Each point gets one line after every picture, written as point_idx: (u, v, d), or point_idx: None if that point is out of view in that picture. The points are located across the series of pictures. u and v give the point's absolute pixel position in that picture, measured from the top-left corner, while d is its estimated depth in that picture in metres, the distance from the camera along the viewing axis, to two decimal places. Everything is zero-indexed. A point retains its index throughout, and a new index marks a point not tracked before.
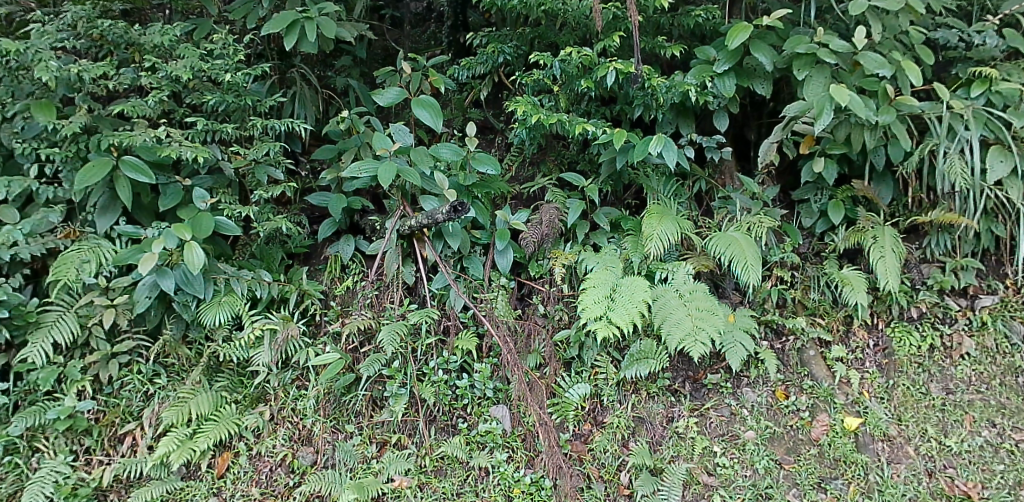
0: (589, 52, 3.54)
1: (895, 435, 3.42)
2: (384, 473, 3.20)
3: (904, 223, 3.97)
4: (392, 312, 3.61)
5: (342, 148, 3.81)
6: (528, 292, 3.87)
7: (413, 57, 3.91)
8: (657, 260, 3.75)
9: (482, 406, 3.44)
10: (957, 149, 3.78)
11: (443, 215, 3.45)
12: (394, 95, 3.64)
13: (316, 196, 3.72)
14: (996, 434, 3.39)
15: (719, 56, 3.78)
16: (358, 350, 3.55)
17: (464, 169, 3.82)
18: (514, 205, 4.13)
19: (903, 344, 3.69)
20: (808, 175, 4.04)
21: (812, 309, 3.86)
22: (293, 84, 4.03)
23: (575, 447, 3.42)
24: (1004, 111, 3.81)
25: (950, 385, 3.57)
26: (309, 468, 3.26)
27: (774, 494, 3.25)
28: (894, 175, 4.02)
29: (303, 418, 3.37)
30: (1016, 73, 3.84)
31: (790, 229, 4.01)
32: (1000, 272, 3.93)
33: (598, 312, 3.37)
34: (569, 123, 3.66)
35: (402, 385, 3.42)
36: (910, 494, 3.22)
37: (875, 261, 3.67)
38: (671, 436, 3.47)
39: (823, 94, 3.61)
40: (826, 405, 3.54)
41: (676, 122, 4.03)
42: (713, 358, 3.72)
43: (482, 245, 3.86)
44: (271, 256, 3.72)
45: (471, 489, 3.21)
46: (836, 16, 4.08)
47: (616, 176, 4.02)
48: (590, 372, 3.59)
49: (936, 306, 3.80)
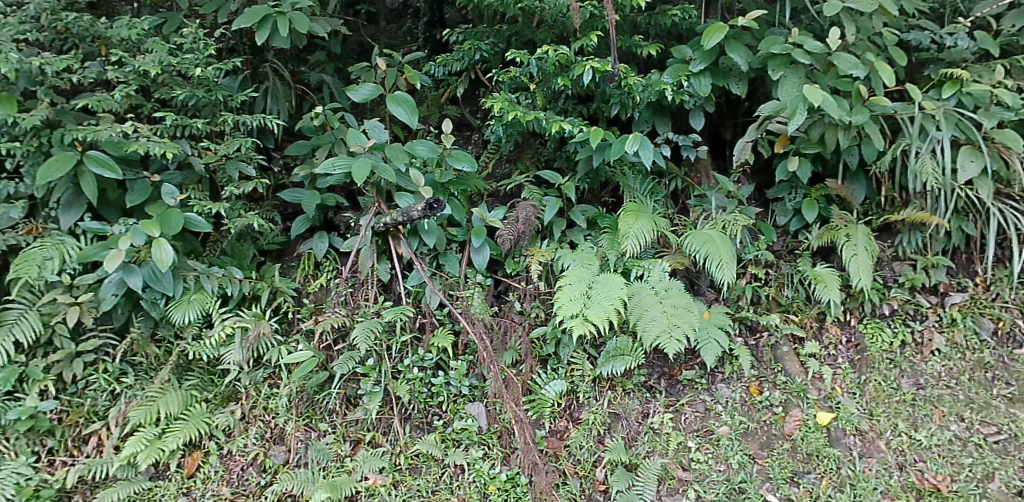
0: (566, 50, 3.54)
1: (867, 430, 3.47)
2: (357, 472, 3.18)
3: (876, 222, 4.06)
4: (367, 310, 3.57)
5: (316, 143, 3.75)
6: (504, 289, 3.88)
7: (389, 53, 3.88)
8: (633, 258, 3.76)
9: (458, 404, 3.44)
10: (928, 149, 3.85)
11: (418, 213, 3.43)
12: (368, 90, 3.60)
13: (289, 192, 3.67)
14: (964, 428, 3.45)
15: (695, 56, 3.80)
16: (332, 348, 3.52)
17: (440, 166, 3.80)
18: (491, 202, 4.12)
19: (876, 340, 3.76)
20: (783, 174, 4.10)
21: (785, 306, 3.94)
22: (265, 79, 3.98)
23: (551, 443, 3.43)
24: (975, 111, 3.88)
25: (921, 380, 3.64)
26: (281, 467, 3.23)
27: (747, 489, 3.28)
28: (867, 174, 4.09)
29: (276, 417, 3.34)
30: (986, 75, 3.91)
31: (764, 227, 4.08)
32: (970, 270, 4.00)
33: (575, 310, 3.38)
34: (546, 121, 3.66)
35: (377, 383, 3.40)
36: (881, 488, 3.26)
37: (847, 259, 3.73)
38: (646, 432, 3.49)
39: (798, 94, 3.65)
40: (799, 400, 3.60)
41: (652, 121, 4.04)
42: (688, 355, 3.76)
43: (458, 242, 3.84)
44: (242, 253, 3.66)
45: (446, 486, 3.20)
46: (811, 17, 4.12)
47: (593, 174, 4.02)
48: (566, 369, 3.62)
49: (907, 303, 3.87)
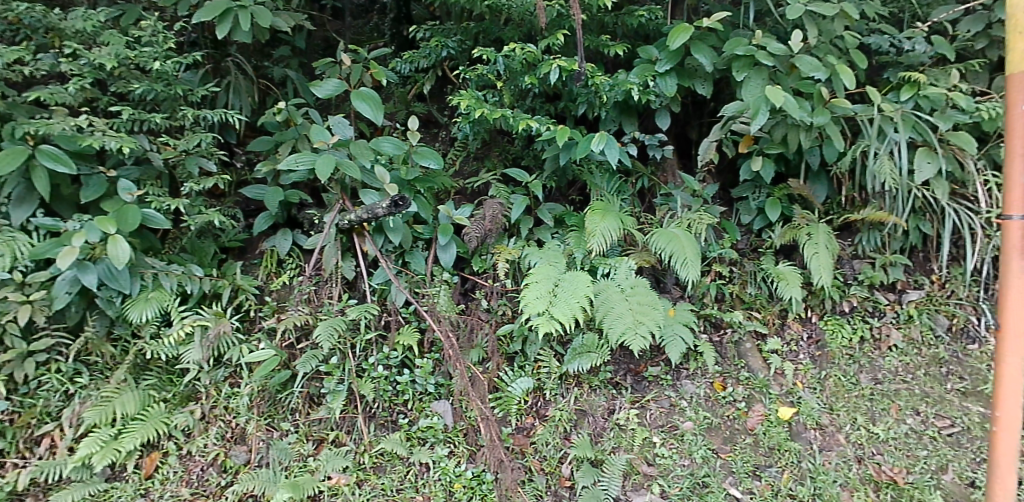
0: (534, 49, 3.55)
1: (827, 424, 3.55)
2: (320, 471, 3.16)
3: (837, 221, 4.17)
4: (331, 308, 3.54)
5: (278, 140, 3.69)
6: (471, 287, 3.90)
7: (355, 49, 3.84)
8: (599, 255, 3.80)
9: (424, 402, 3.44)
10: (887, 151, 3.95)
11: (383, 210, 3.40)
12: (333, 87, 3.56)
13: (251, 189, 3.63)
14: (920, 422, 3.55)
15: (661, 56, 3.84)
16: (294, 346, 3.49)
17: (406, 163, 3.77)
18: (458, 200, 4.11)
19: (836, 336, 3.86)
20: (747, 173, 4.19)
21: (748, 303, 4.02)
22: (227, 74, 3.92)
23: (517, 440, 3.46)
24: (931, 114, 3.98)
25: (879, 375, 3.74)
26: (242, 467, 3.19)
27: (710, 483, 3.33)
28: (828, 175, 4.20)
29: (237, 417, 3.30)
30: (942, 79, 4.03)
31: (728, 226, 4.18)
32: (927, 268, 4.12)
33: (541, 307, 3.39)
34: (513, 119, 3.67)
35: (341, 381, 3.38)
36: (840, 481, 3.33)
37: (809, 257, 3.80)
38: (612, 428, 3.53)
39: (760, 95, 3.73)
40: (761, 395, 3.67)
41: (619, 120, 4.06)
42: (653, 352, 3.84)
43: (425, 240, 3.83)
44: (203, 251, 3.60)
45: (411, 485, 3.19)
46: (775, 20, 4.19)
47: (560, 172, 4.04)
48: (533, 366, 3.64)
49: (866, 300, 3.99)
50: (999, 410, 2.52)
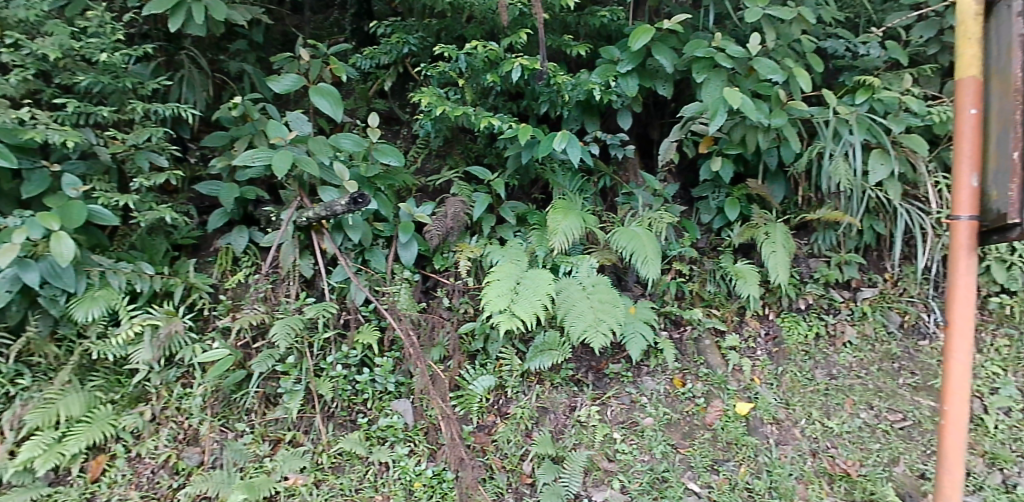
0: (495, 48, 3.56)
1: (783, 418, 3.63)
2: (277, 472, 3.11)
3: (794, 220, 4.27)
4: (288, 307, 3.49)
5: (234, 135, 3.62)
6: (432, 285, 3.88)
7: (314, 44, 3.78)
8: (561, 254, 3.81)
9: (384, 400, 3.42)
10: (842, 152, 4.05)
11: (342, 206, 3.35)
12: (291, 82, 3.51)
13: (205, 185, 3.55)
14: (873, 416, 3.64)
15: (623, 56, 3.88)
16: (251, 345, 3.42)
17: (367, 160, 3.72)
18: (420, 198, 4.08)
19: (792, 333, 3.96)
20: (707, 173, 4.26)
21: (708, 300, 4.10)
22: (181, 67, 3.84)
23: (478, 438, 3.46)
24: (885, 117, 4.09)
25: (833, 371, 3.84)
26: (195, 469, 3.13)
27: (669, 477, 3.37)
28: (786, 175, 4.30)
29: (190, 417, 3.23)
30: (895, 83, 4.15)
31: (688, 225, 4.26)
32: (880, 266, 4.24)
33: (502, 305, 3.40)
34: (475, 116, 3.66)
35: (298, 381, 3.34)
36: (795, 474, 3.40)
37: (766, 255, 3.88)
38: (573, 425, 3.56)
39: (719, 96, 3.79)
40: (719, 391, 3.74)
41: (582, 120, 4.09)
42: (614, 349, 3.87)
43: (385, 237, 3.79)
44: (154, 248, 3.52)
45: (370, 485, 3.16)
46: (734, 23, 4.26)
47: (523, 171, 4.05)
48: (494, 364, 3.65)
49: (821, 298, 4.10)
50: (947, 405, 2.58)
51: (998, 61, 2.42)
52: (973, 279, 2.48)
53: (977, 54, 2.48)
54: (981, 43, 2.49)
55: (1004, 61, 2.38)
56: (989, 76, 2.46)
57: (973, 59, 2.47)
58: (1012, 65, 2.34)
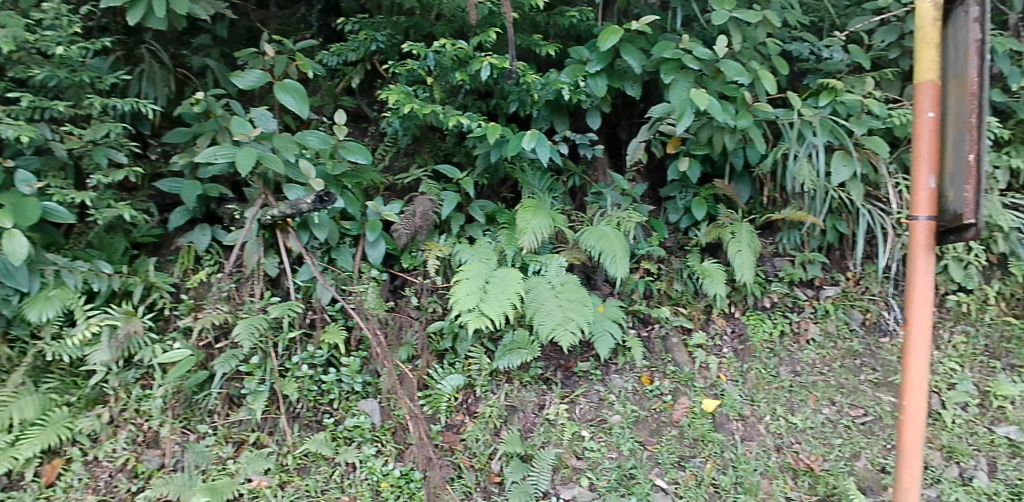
0: (464, 46, 3.55)
1: (748, 415, 3.70)
2: (241, 474, 3.07)
3: (759, 220, 4.35)
4: (252, 306, 3.44)
5: (196, 131, 3.55)
6: (401, 284, 3.86)
7: (280, 39, 3.73)
8: (531, 253, 3.82)
9: (351, 401, 3.39)
10: (806, 154, 4.13)
11: (308, 205, 3.35)
12: (255, 78, 3.47)
13: (166, 182, 3.48)
14: (835, 411, 3.73)
15: (592, 57, 3.90)
16: (213, 346, 3.37)
17: (333, 158, 3.69)
18: (388, 196, 4.06)
19: (757, 331, 4.03)
20: (675, 173, 4.31)
21: (675, 299, 4.15)
22: (141, 61, 3.78)
23: (447, 438, 3.45)
24: (847, 119, 4.19)
25: (797, 368, 3.91)
26: (156, 472, 3.07)
27: (637, 474, 3.40)
28: (751, 175, 4.38)
29: (149, 420, 3.16)
30: (857, 86, 4.25)
31: (656, 224, 4.31)
32: (843, 265, 4.34)
33: (471, 304, 3.39)
34: (443, 115, 3.65)
35: (262, 381, 3.30)
36: (760, 469, 3.46)
37: (733, 254, 3.94)
38: (542, 423, 3.57)
39: (686, 97, 3.84)
40: (686, 388, 3.79)
41: (551, 119, 4.10)
42: (583, 347, 3.90)
43: (353, 236, 3.76)
44: (112, 247, 3.42)
45: (336, 485, 3.14)
46: (701, 25, 4.32)
47: (492, 169, 4.05)
48: (463, 363, 3.64)
49: (786, 296, 4.18)
50: (906, 400, 2.59)
51: (955, 65, 2.46)
52: (930, 278, 2.50)
53: (935, 57, 2.52)
54: (939, 48, 2.53)
55: (962, 64, 2.42)
56: (946, 80, 2.50)
57: (932, 62, 2.51)
58: (969, 68, 2.38)
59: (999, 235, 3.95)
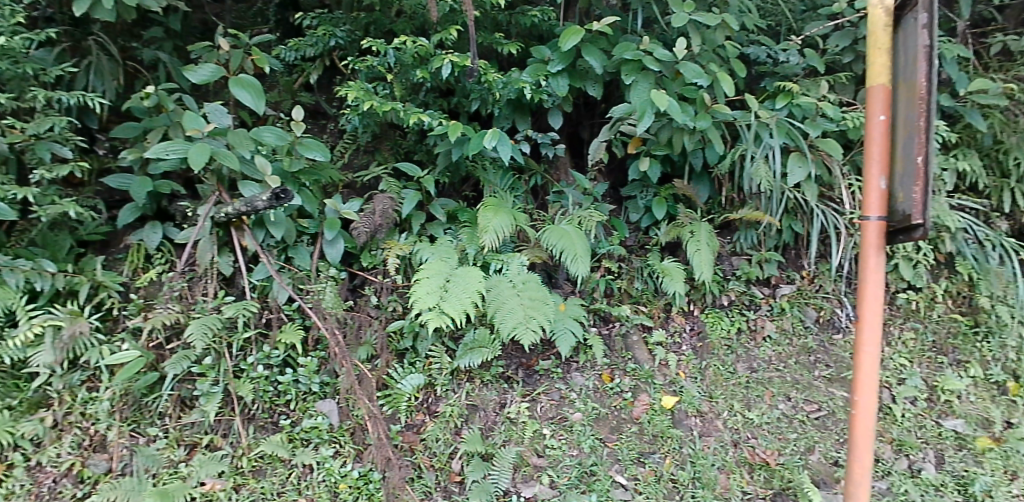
0: (425, 43, 3.53)
1: (706, 411, 3.77)
2: (193, 477, 3.00)
3: (718, 219, 4.44)
4: (205, 306, 3.37)
5: (147, 126, 3.46)
6: (360, 283, 3.83)
7: (235, 33, 3.64)
8: (492, 251, 3.83)
9: (308, 401, 3.34)
10: (763, 155, 4.22)
11: (263, 203, 3.29)
12: (209, 72, 3.39)
13: (114, 178, 3.39)
14: (790, 407, 3.82)
15: (553, 56, 3.92)
16: (164, 347, 3.28)
17: (290, 154, 3.63)
18: (347, 194, 4.01)
19: (715, 328, 4.11)
20: (636, 173, 4.37)
21: (636, 297, 4.21)
22: (88, 54, 3.65)
23: (407, 437, 3.44)
24: (803, 122, 4.29)
25: (754, 364, 4.00)
26: (103, 476, 2.98)
27: (597, 471, 3.43)
28: (710, 176, 4.46)
29: (96, 423, 3.06)
30: (812, 90, 4.36)
31: (617, 224, 4.36)
32: (798, 264, 4.44)
33: (431, 302, 3.38)
34: (404, 112, 3.62)
35: (216, 383, 3.23)
36: (717, 464, 3.52)
37: (692, 254, 4.00)
38: (503, 422, 3.58)
39: (646, 98, 3.88)
40: (646, 385, 3.85)
41: (513, 118, 4.11)
42: (544, 346, 3.93)
43: (310, 234, 3.71)
44: (57, 245, 3.31)
45: (293, 487, 3.09)
46: (661, 27, 4.38)
47: (454, 168, 4.04)
48: (424, 363, 3.63)
49: (743, 294, 4.27)
50: (858, 395, 2.66)
51: (903, 70, 2.51)
52: (881, 276, 2.57)
53: (885, 63, 2.58)
54: (889, 53, 2.59)
55: (910, 70, 2.46)
56: (896, 85, 2.56)
57: (882, 67, 2.57)
58: (918, 73, 2.42)
59: (946, 235, 4.10)
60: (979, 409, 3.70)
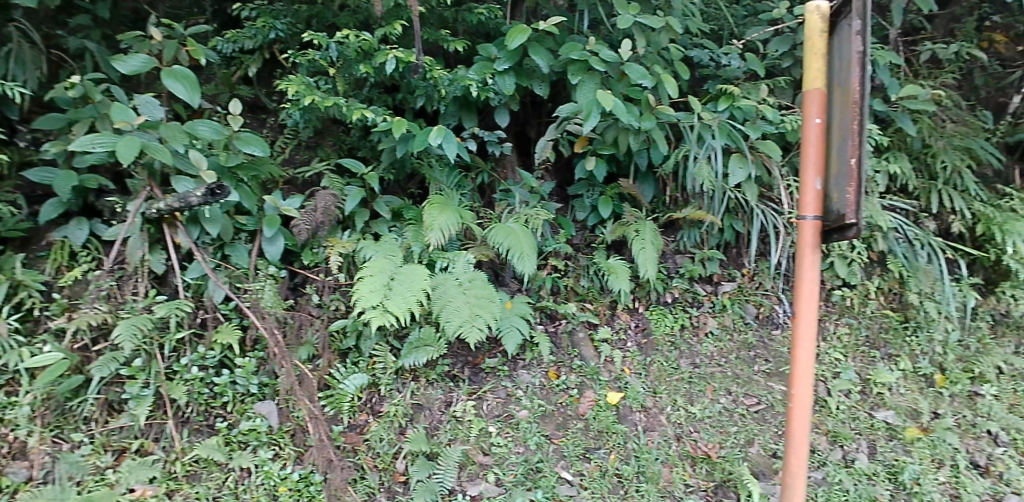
0: (368, 38, 3.49)
1: (650, 406, 3.84)
2: (121, 484, 2.89)
3: (662, 218, 4.53)
4: (134, 305, 3.24)
5: (72, 118, 3.30)
6: (301, 281, 3.76)
7: (169, 22, 3.51)
8: (438, 249, 3.81)
9: (246, 403, 3.26)
10: (705, 155, 4.33)
11: (197, 199, 3.21)
12: (139, 63, 3.27)
13: (35, 171, 3.24)
14: (731, 401, 3.92)
15: (500, 54, 3.93)
16: (89, 348, 3.15)
17: (228, 149, 3.52)
18: (287, 190, 3.93)
19: (660, 325, 4.19)
20: (582, 172, 4.42)
21: (582, 295, 4.26)
22: (8, 40, 3.43)
23: (349, 438, 3.39)
24: (744, 124, 4.40)
25: (696, 360, 4.10)
26: (22, 485, 2.83)
27: (543, 467, 3.44)
28: (655, 175, 4.55)
29: (14, 429, 2.90)
30: (753, 92, 4.49)
31: (563, 222, 4.40)
32: (739, 262, 4.57)
33: (375, 300, 3.33)
34: (347, 108, 3.56)
35: (146, 385, 3.12)
36: (661, 458, 3.57)
37: (636, 252, 4.07)
38: (448, 420, 3.56)
39: (592, 98, 3.93)
40: (592, 382, 3.89)
41: (459, 115, 4.09)
42: (491, 344, 3.94)
43: (249, 231, 3.62)
44: None
45: (230, 492, 3.00)
46: (607, 29, 4.44)
47: (399, 164, 4.00)
48: (368, 362, 3.59)
49: (686, 291, 4.38)
50: (794, 388, 2.72)
51: (838, 75, 2.57)
52: (816, 274, 2.62)
53: (822, 68, 2.65)
54: (826, 58, 2.66)
55: (843, 75, 2.52)
56: (832, 89, 2.63)
57: (819, 72, 2.64)
58: (850, 78, 2.47)
59: (878, 234, 4.30)
60: (908, 400, 3.88)
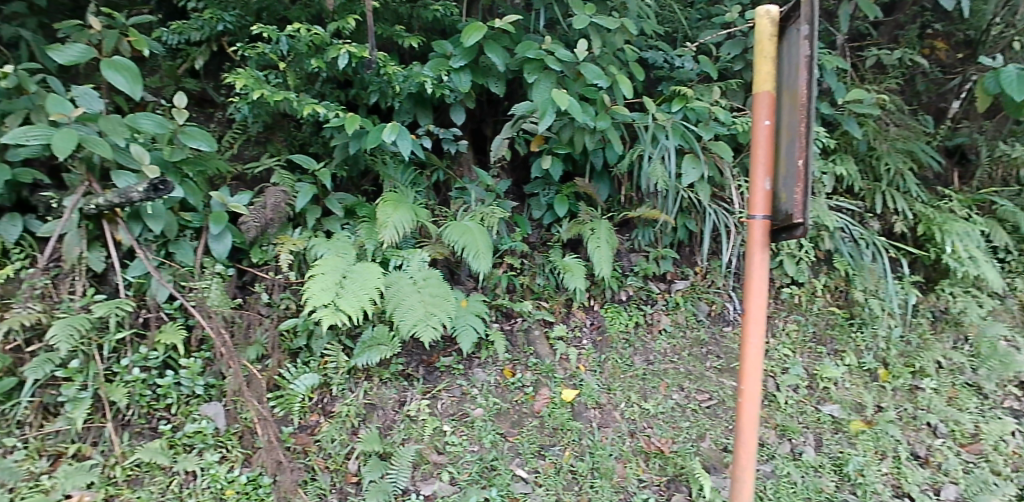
0: (320, 32, 3.44)
1: (605, 403, 3.87)
2: (56, 490, 2.78)
3: (617, 217, 4.59)
4: (71, 304, 3.12)
5: (4, 109, 3.15)
6: (250, 279, 3.68)
7: (109, 11, 3.39)
8: (392, 248, 3.77)
9: (191, 405, 3.18)
10: (659, 156, 4.41)
11: (139, 194, 3.10)
12: (78, 53, 3.13)
13: None
14: (683, 396, 3.98)
15: (455, 52, 3.91)
16: (22, 349, 3.01)
17: (172, 144, 3.42)
18: (235, 186, 3.84)
19: (614, 322, 4.25)
20: (539, 170, 4.44)
21: (537, 293, 4.29)
22: None
23: (300, 440, 3.35)
24: (697, 125, 4.48)
25: (650, 357, 4.15)
26: None
27: (497, 465, 3.44)
28: (610, 175, 4.62)
29: None
30: (704, 94, 4.59)
31: (520, 220, 4.42)
32: (692, 260, 4.66)
33: (327, 298, 3.29)
34: (298, 103, 3.51)
35: (84, 388, 3.01)
36: (615, 454, 3.60)
37: (591, 250, 4.12)
38: (402, 420, 3.53)
39: (547, 97, 3.95)
40: (547, 380, 3.92)
41: (414, 112, 4.05)
42: (445, 343, 3.93)
43: (194, 229, 3.52)
44: None
45: (174, 496, 2.91)
46: (563, 29, 4.47)
47: (352, 161, 3.95)
48: (319, 362, 3.55)
49: (640, 290, 4.45)
50: (743, 384, 2.80)
51: (787, 79, 2.64)
52: (765, 272, 2.70)
53: (772, 71, 2.71)
54: (776, 62, 2.72)
55: (791, 77, 2.59)
56: (781, 92, 2.69)
57: (768, 75, 2.70)
58: (798, 81, 2.53)
59: (824, 234, 4.46)
60: (852, 394, 4.02)
